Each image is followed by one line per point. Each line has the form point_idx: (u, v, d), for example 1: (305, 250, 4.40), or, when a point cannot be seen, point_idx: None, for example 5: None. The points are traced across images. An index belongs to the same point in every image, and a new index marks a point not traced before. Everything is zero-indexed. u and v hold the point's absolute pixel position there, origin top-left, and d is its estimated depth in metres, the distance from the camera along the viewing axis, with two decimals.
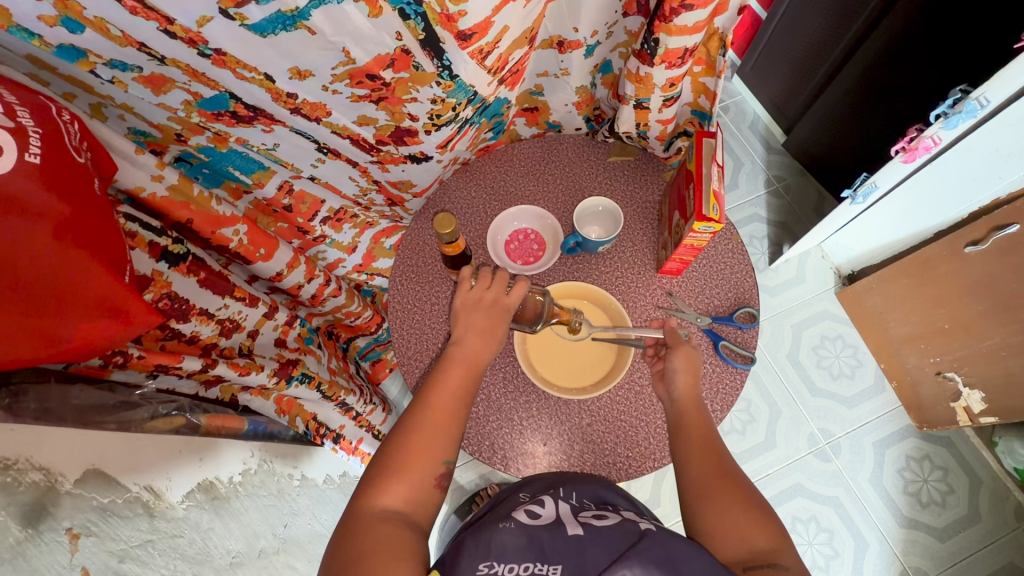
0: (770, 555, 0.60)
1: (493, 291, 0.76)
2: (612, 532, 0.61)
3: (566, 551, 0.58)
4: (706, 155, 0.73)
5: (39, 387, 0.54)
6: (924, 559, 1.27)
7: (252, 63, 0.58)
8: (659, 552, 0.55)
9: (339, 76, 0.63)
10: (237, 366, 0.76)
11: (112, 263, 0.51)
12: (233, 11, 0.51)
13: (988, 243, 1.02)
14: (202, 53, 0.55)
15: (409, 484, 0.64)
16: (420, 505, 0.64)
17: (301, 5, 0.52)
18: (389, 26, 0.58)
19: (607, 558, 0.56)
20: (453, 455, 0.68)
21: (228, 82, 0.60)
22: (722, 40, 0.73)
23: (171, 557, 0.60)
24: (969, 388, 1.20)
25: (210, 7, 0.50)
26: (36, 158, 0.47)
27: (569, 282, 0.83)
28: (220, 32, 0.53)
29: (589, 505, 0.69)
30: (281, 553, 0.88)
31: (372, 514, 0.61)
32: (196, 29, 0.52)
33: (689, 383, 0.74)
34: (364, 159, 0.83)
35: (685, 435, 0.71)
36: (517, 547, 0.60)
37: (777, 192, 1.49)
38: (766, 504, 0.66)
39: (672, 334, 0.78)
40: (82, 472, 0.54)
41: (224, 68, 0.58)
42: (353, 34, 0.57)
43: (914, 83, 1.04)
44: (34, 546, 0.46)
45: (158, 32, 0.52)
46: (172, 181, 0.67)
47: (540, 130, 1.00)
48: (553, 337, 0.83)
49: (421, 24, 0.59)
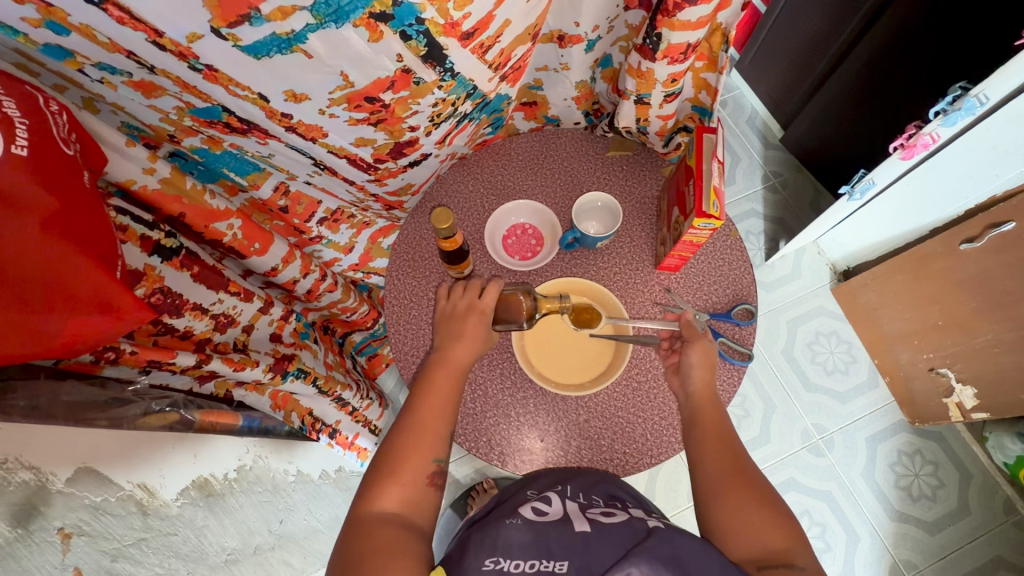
0: (784, 556, 0.60)
1: (467, 297, 0.76)
2: (618, 530, 0.60)
3: (572, 548, 0.58)
4: (707, 151, 0.73)
5: (28, 383, 0.51)
6: (913, 552, 1.28)
7: (245, 81, 0.56)
8: (666, 548, 0.55)
9: (336, 100, 0.62)
10: (232, 362, 0.74)
11: (102, 257, 0.50)
12: (225, 31, 0.49)
13: (983, 240, 1.03)
14: (193, 66, 0.54)
15: (404, 486, 0.64)
16: (415, 507, 0.64)
17: (297, 28, 0.51)
18: (389, 49, 0.57)
19: (613, 555, 0.56)
20: (444, 454, 0.69)
21: (221, 96, 0.59)
22: (725, 36, 0.72)
23: (165, 555, 0.62)
24: (962, 384, 1.20)
25: (201, 24, 0.48)
26: (22, 150, 0.46)
27: (567, 278, 0.82)
28: (211, 50, 0.51)
29: (597, 502, 0.69)
30: (276, 548, 0.93)
31: (368, 521, 0.61)
32: (186, 44, 0.51)
33: (705, 378, 0.74)
34: (361, 177, 0.82)
35: (700, 430, 0.71)
36: (523, 544, 0.60)
37: (773, 188, 1.49)
38: (781, 503, 0.65)
39: (687, 326, 0.77)
40: (74, 471, 0.53)
41: (216, 84, 0.57)
42: (352, 58, 0.56)
43: (914, 78, 1.04)
44: (24, 547, 0.46)
45: (147, 43, 0.51)
46: (164, 174, 0.66)
47: (538, 124, 0.99)
48: (549, 339, 0.82)
49: (423, 41, 0.57)
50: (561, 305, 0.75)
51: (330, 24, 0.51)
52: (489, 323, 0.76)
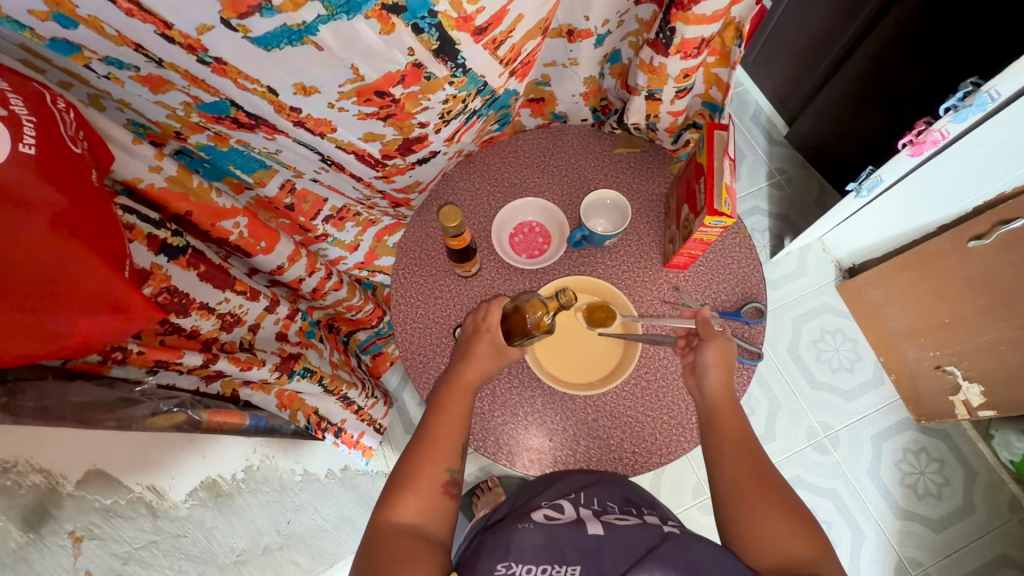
0: (808, 566, 0.60)
1: (473, 319, 0.75)
2: (632, 535, 0.60)
3: (584, 551, 0.58)
4: (718, 148, 0.72)
5: (37, 384, 0.51)
6: (919, 550, 1.28)
7: (255, 74, 0.56)
8: (680, 555, 0.55)
9: (347, 93, 0.61)
10: (239, 362, 0.74)
11: (112, 257, 0.49)
12: (235, 22, 0.49)
13: (991, 238, 1.02)
14: (202, 60, 0.53)
15: (421, 494, 0.65)
16: (434, 517, 0.64)
17: (308, 20, 0.50)
18: (401, 42, 0.56)
19: (626, 561, 0.56)
20: (458, 463, 0.69)
21: (229, 90, 0.58)
22: (738, 30, 0.71)
23: (175, 557, 0.61)
24: (968, 382, 1.20)
25: (211, 15, 0.48)
26: (31, 148, 0.45)
27: (582, 277, 0.81)
28: (221, 42, 0.51)
29: (611, 508, 0.70)
30: (283, 548, 0.93)
31: (383, 529, 0.61)
32: (196, 36, 0.50)
33: (722, 378, 0.73)
34: (369, 173, 0.81)
35: (718, 436, 0.70)
36: (535, 547, 0.60)
37: (778, 184, 1.48)
38: (804, 510, 0.65)
39: (703, 324, 0.75)
40: (84, 473, 0.52)
41: (224, 77, 0.56)
42: (362, 50, 0.55)
43: (923, 72, 1.03)
44: (36, 550, 0.45)
45: (155, 35, 0.50)
46: (171, 172, 0.65)
47: (545, 121, 0.98)
48: (552, 342, 0.81)
49: (435, 35, 0.57)
50: (560, 300, 0.68)
51: (342, 15, 0.50)
52: (505, 340, 0.74)
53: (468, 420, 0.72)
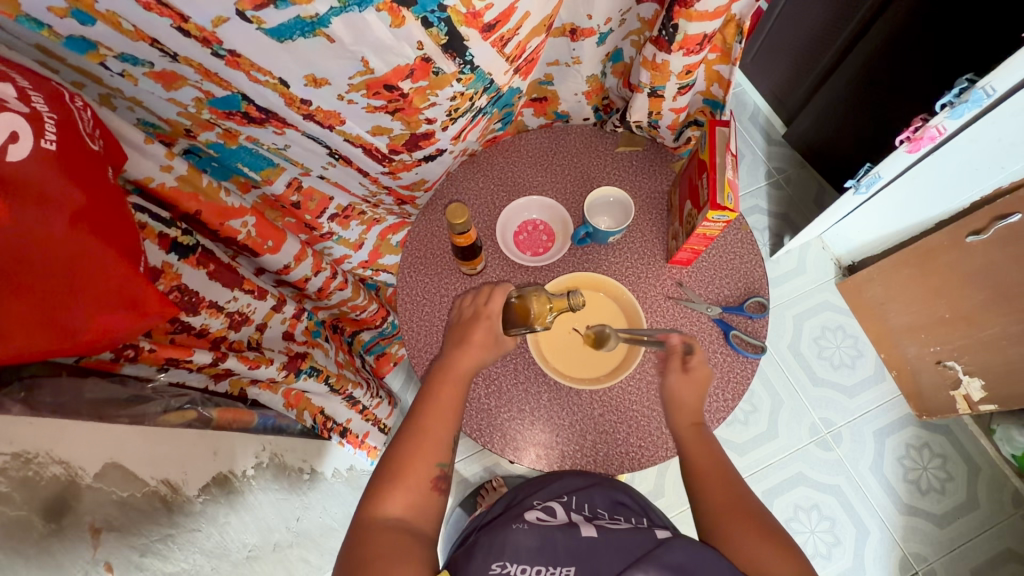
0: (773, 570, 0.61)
1: (474, 305, 0.77)
2: (625, 537, 0.61)
3: (579, 553, 0.59)
4: (719, 144, 0.73)
5: (52, 380, 0.53)
6: (923, 545, 1.29)
7: (267, 66, 0.56)
8: (672, 556, 0.57)
9: (357, 86, 0.62)
10: (247, 360, 0.74)
11: (128, 251, 0.50)
12: (250, 14, 0.50)
13: (989, 232, 1.03)
14: (216, 53, 0.54)
15: (408, 490, 0.65)
16: (421, 511, 0.65)
17: (321, 11, 0.51)
18: (410, 36, 0.57)
19: (621, 563, 0.57)
20: (448, 458, 0.69)
21: (241, 83, 0.59)
22: (739, 26, 0.72)
23: (189, 551, 0.62)
24: (969, 376, 1.21)
25: (227, 8, 0.49)
26: (52, 144, 0.46)
27: (594, 274, 0.82)
28: (236, 34, 0.52)
29: (602, 514, 0.71)
30: (292, 546, 0.93)
31: (384, 522, 0.62)
32: (211, 29, 0.51)
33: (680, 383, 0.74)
34: (375, 169, 0.82)
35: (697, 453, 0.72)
36: (530, 548, 0.61)
37: (776, 183, 1.50)
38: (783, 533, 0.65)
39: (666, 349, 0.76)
40: (102, 467, 0.53)
41: (237, 70, 0.57)
42: (373, 44, 0.56)
43: (918, 70, 1.04)
44: (58, 541, 0.46)
45: (171, 29, 0.51)
46: (181, 171, 0.66)
47: (548, 120, 0.99)
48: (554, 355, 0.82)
49: (444, 29, 0.58)
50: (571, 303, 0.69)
51: (353, 7, 0.51)
52: (501, 329, 0.76)
53: (462, 411, 0.73)
